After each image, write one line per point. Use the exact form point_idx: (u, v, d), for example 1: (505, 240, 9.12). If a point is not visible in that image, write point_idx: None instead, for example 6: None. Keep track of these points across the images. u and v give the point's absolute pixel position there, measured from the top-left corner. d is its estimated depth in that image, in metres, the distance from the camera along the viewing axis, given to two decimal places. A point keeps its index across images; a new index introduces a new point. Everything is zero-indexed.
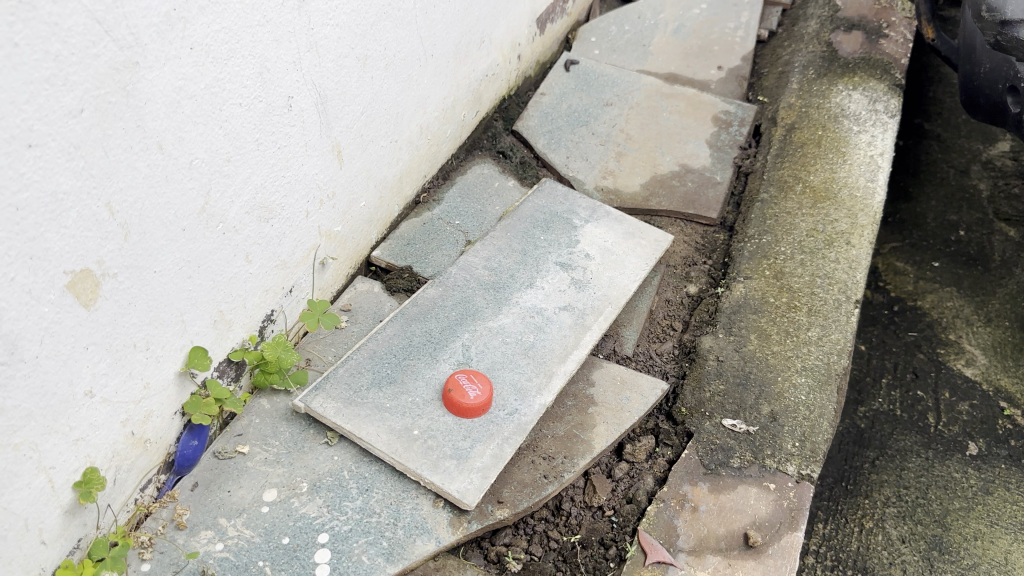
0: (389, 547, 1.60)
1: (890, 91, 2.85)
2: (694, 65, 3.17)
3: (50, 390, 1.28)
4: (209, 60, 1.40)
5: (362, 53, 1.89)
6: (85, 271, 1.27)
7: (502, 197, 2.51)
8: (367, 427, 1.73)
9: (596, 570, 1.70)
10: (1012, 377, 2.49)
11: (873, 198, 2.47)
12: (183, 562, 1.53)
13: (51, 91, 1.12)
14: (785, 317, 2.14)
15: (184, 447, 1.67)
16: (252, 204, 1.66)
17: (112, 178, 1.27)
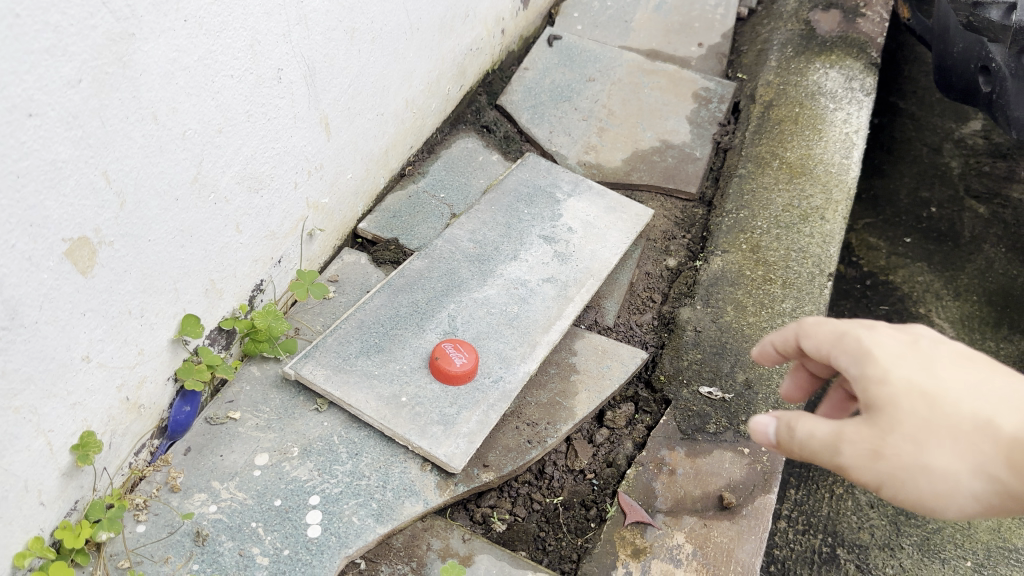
0: (379, 509, 1.65)
1: (867, 70, 2.91)
2: (676, 42, 3.21)
3: (49, 354, 1.32)
4: (202, 32, 1.43)
5: (350, 25, 1.91)
6: (82, 239, 1.31)
7: (487, 171, 2.56)
8: (356, 393, 1.78)
9: (577, 530, 1.78)
10: (978, 349, 2.61)
11: (848, 173, 2.54)
12: (178, 523, 1.58)
13: (51, 61, 1.15)
14: (761, 290, 2.21)
15: (177, 413, 1.71)
16: (243, 174, 1.68)
17: (108, 148, 1.30)
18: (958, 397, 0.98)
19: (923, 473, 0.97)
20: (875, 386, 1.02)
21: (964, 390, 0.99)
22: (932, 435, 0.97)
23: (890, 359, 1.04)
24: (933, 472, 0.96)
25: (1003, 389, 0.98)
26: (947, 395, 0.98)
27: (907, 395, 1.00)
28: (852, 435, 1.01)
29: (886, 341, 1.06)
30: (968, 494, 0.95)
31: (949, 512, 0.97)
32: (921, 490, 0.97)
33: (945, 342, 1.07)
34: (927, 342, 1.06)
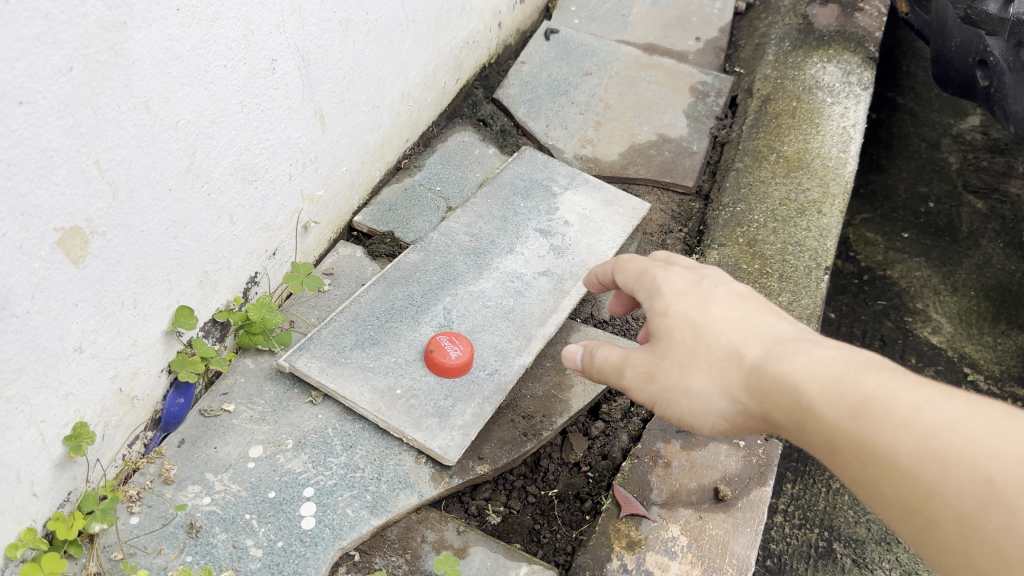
0: (374, 501, 1.65)
1: (864, 64, 2.91)
2: (673, 36, 3.21)
3: (41, 344, 1.31)
4: (195, 21, 1.42)
5: (345, 17, 1.90)
6: (74, 229, 1.30)
7: (483, 165, 2.55)
8: (351, 385, 1.77)
9: (572, 522, 1.78)
10: (975, 344, 2.61)
11: (845, 167, 2.54)
12: (172, 514, 1.58)
13: (42, 48, 1.14)
14: (757, 283, 2.20)
15: (171, 405, 1.70)
16: (237, 165, 1.68)
17: (100, 137, 1.30)
18: (716, 330, 1.26)
19: (682, 389, 1.26)
20: (660, 318, 1.32)
21: (725, 325, 1.26)
22: (693, 362, 1.26)
23: (674, 296, 1.33)
24: (687, 388, 1.26)
25: (753, 326, 1.25)
26: (709, 328, 1.26)
27: (679, 326, 1.29)
28: (634, 359, 1.33)
29: (676, 282, 1.36)
30: (713, 408, 1.24)
31: (700, 421, 1.27)
32: (677, 404, 1.28)
33: (726, 287, 1.34)
34: (709, 287, 1.34)
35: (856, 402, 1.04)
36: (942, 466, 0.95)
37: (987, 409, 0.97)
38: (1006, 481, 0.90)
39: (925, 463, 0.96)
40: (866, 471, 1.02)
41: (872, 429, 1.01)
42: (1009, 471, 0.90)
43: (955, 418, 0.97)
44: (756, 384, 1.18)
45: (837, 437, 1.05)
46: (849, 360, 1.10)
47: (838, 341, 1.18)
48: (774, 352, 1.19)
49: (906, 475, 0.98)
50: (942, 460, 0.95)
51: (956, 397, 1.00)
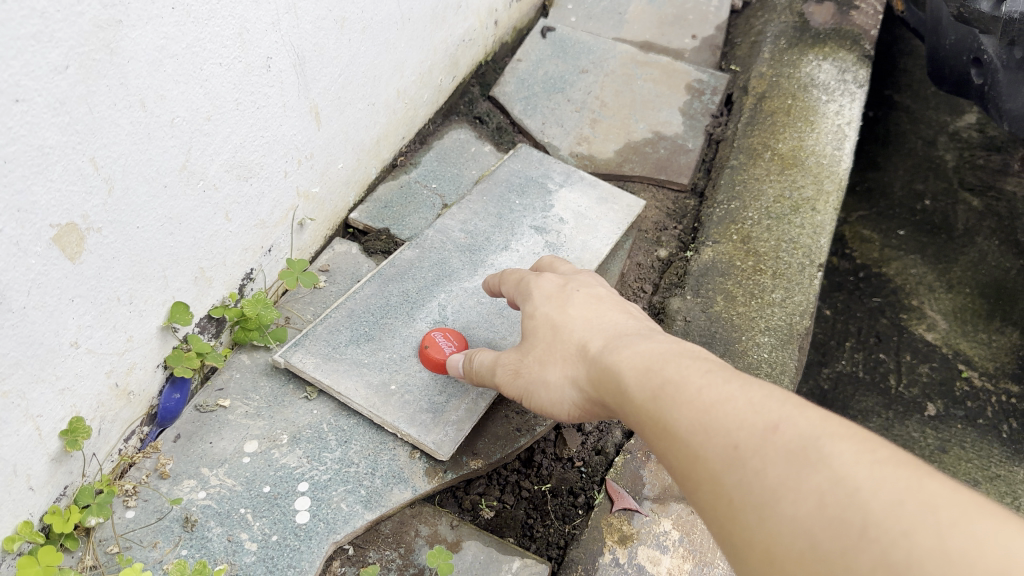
0: (368, 495, 1.66)
1: (860, 62, 2.92)
2: (669, 34, 3.22)
3: (37, 340, 1.33)
4: (190, 20, 1.43)
5: (340, 15, 1.91)
6: (70, 225, 1.32)
7: (479, 162, 2.57)
8: (346, 381, 1.79)
9: (565, 517, 1.79)
10: (970, 341, 2.62)
11: (839, 165, 2.55)
12: (167, 508, 1.59)
13: (37, 47, 1.15)
14: (751, 280, 2.22)
15: (166, 400, 1.71)
16: (232, 162, 1.69)
17: (96, 134, 1.31)
18: (569, 326, 1.38)
19: (540, 381, 1.39)
20: (528, 321, 1.46)
21: (578, 324, 1.37)
22: (548, 358, 1.38)
23: (541, 301, 1.46)
24: (543, 381, 1.38)
25: (600, 322, 1.36)
26: (564, 326, 1.39)
27: (541, 325, 1.42)
28: (505, 359, 1.48)
29: (545, 288, 1.49)
30: (565, 397, 1.35)
31: (557, 410, 1.38)
32: (539, 396, 1.40)
33: (589, 291, 1.46)
34: (573, 290, 1.46)
35: (655, 381, 1.10)
36: (704, 434, 0.96)
37: (760, 387, 0.98)
38: (745, 443, 0.90)
39: (693, 431, 0.98)
40: (657, 445, 1.06)
41: (664, 406, 1.06)
42: (750, 434, 0.91)
43: (727, 394, 0.98)
44: (591, 373, 1.28)
45: (639, 413, 1.11)
46: (663, 350, 1.17)
47: (669, 336, 1.25)
48: (608, 343, 1.28)
49: (678, 443, 1.00)
50: (704, 428, 0.96)
51: (739, 378, 1.02)
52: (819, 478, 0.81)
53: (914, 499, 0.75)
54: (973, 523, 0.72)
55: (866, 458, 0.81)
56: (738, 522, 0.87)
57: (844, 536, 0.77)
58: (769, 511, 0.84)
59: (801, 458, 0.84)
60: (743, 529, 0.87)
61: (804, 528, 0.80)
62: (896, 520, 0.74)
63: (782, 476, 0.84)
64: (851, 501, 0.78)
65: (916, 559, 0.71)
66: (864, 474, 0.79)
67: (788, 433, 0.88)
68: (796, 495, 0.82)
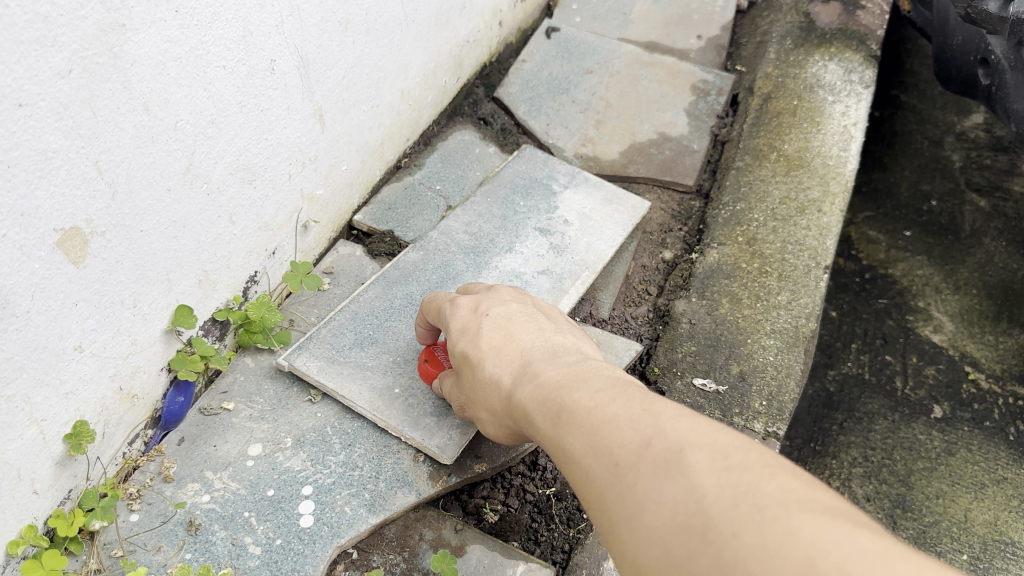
0: (372, 499, 1.66)
1: (866, 62, 2.90)
2: (675, 34, 3.21)
3: (41, 344, 1.32)
4: (194, 23, 1.43)
5: (344, 17, 1.91)
6: (74, 229, 1.31)
7: (482, 163, 2.56)
8: (350, 384, 1.79)
9: (569, 521, 1.79)
10: (977, 343, 2.60)
11: (846, 166, 2.54)
12: (172, 512, 1.59)
13: (41, 51, 1.15)
14: (756, 282, 2.21)
15: (170, 403, 1.71)
16: (236, 165, 1.69)
17: (100, 138, 1.31)
18: (480, 359, 1.35)
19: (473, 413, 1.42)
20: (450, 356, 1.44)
21: (489, 356, 1.34)
22: (472, 392, 1.39)
23: (454, 332, 1.43)
24: (478, 417, 1.41)
25: (510, 346, 1.33)
26: (476, 360, 1.35)
27: (457, 358, 1.41)
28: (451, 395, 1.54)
29: (458, 316, 1.44)
30: (494, 427, 1.38)
31: (494, 438, 1.42)
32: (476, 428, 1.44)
33: (501, 310, 1.41)
34: (485, 313, 1.41)
35: (552, 400, 1.14)
36: (590, 454, 1.00)
37: (642, 403, 1.02)
38: (622, 460, 0.94)
39: (583, 453, 1.01)
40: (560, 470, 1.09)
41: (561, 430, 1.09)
42: (627, 451, 0.95)
43: (613, 413, 1.02)
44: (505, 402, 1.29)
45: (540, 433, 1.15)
46: (563, 371, 1.20)
47: (578, 355, 1.26)
48: (519, 370, 1.28)
49: (570, 462, 1.04)
50: (589, 446, 1.01)
51: (624, 396, 1.05)
52: (674, 490, 0.87)
53: (750, 502, 0.81)
54: (797, 519, 0.77)
55: (713, 466, 0.86)
56: (614, 534, 0.92)
57: (691, 541, 0.82)
58: (633, 523, 0.89)
59: (664, 471, 0.89)
60: (616, 540, 0.91)
61: (659, 537, 0.85)
62: (730, 522, 0.80)
63: (647, 488, 0.89)
64: (697, 508, 0.83)
65: (744, 557, 0.77)
66: (712, 481, 0.84)
67: (656, 447, 0.92)
68: (656, 505, 0.87)
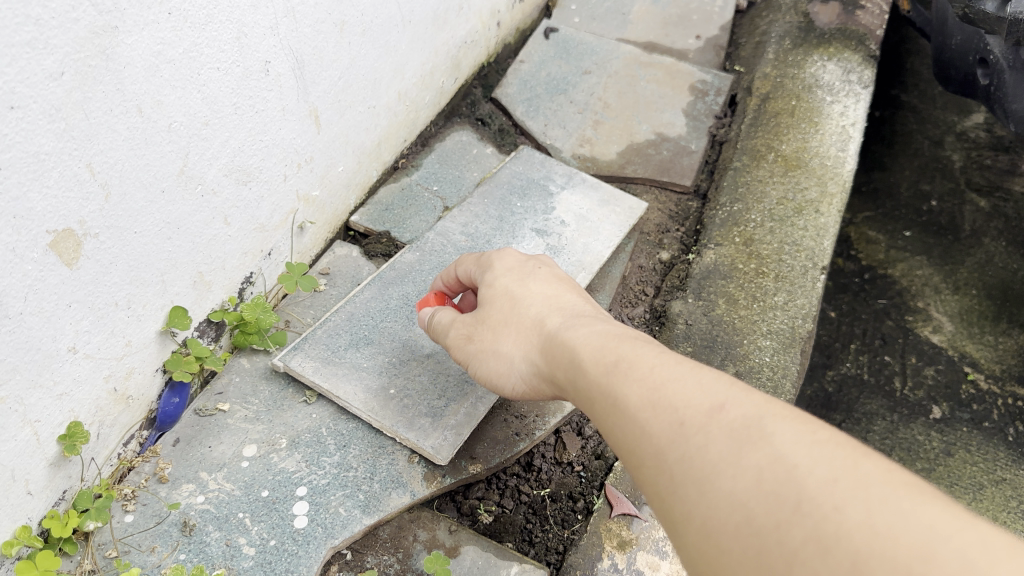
0: (366, 500, 1.66)
1: (865, 62, 2.90)
2: (674, 34, 3.20)
3: (34, 345, 1.33)
4: (187, 25, 1.43)
5: (340, 18, 1.91)
6: (67, 231, 1.32)
7: (480, 164, 2.56)
8: (344, 385, 1.79)
9: (564, 522, 1.79)
10: (976, 343, 2.60)
11: (844, 167, 2.54)
12: (166, 513, 1.59)
13: (32, 54, 1.15)
14: (753, 283, 2.21)
15: (165, 404, 1.72)
16: (231, 166, 1.69)
17: (93, 140, 1.31)
18: (527, 300, 1.38)
19: (492, 351, 1.39)
20: (485, 289, 1.45)
21: (537, 301, 1.38)
22: (503, 327, 1.38)
23: (502, 271, 1.46)
24: (496, 350, 1.39)
25: (560, 300, 1.37)
26: (522, 298, 1.39)
27: (499, 295, 1.42)
28: (460, 322, 1.49)
29: (507, 261, 1.48)
30: (516, 369, 1.36)
31: (507, 381, 1.39)
32: (485, 361, 1.41)
33: (550, 270, 1.46)
34: (534, 264, 1.47)
35: (608, 361, 1.11)
36: (652, 412, 0.97)
37: (710, 372, 1.00)
38: (690, 421, 0.92)
39: (642, 410, 0.99)
40: (604, 425, 1.07)
41: (615, 384, 1.06)
42: (696, 413, 0.92)
43: (681, 376, 1.00)
44: (545, 349, 1.29)
45: (591, 395, 1.12)
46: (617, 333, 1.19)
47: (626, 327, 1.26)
48: (570, 323, 1.29)
49: (628, 423, 1.01)
50: (654, 407, 0.97)
51: (690, 362, 1.04)
52: (759, 458, 0.83)
53: (849, 478, 0.77)
54: (905, 502, 0.73)
55: (802, 440, 0.83)
56: (678, 496, 0.88)
57: (778, 511, 0.78)
58: (707, 486, 0.85)
59: (744, 437, 0.86)
60: (680, 503, 0.88)
61: (740, 503, 0.81)
62: (828, 495, 0.75)
63: (724, 452, 0.86)
64: (788, 478, 0.79)
65: (845, 531, 0.72)
66: (805, 453, 0.81)
67: (735, 415, 0.89)
68: (737, 470, 0.84)
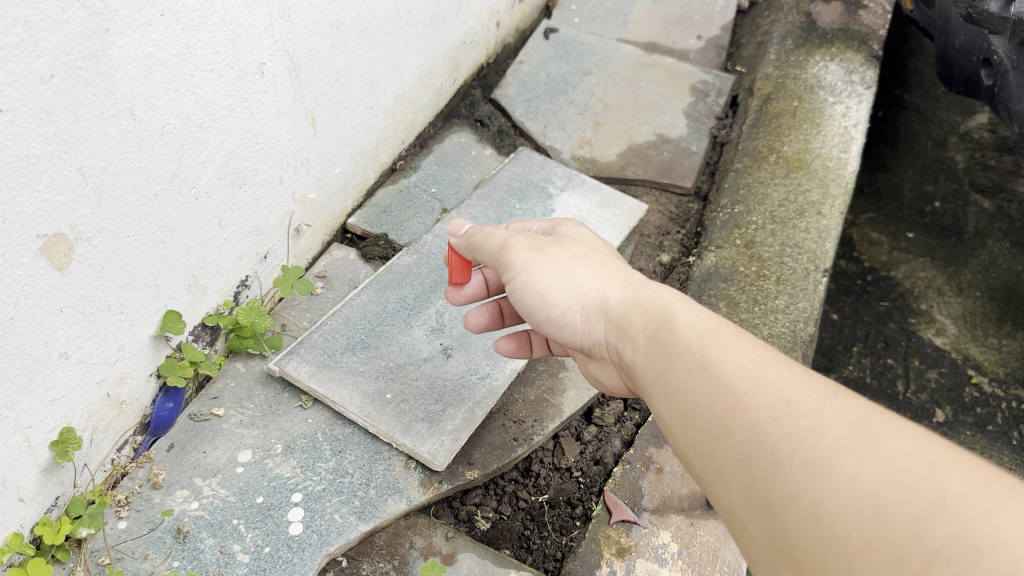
0: (362, 506, 1.64)
1: (867, 63, 2.87)
2: (674, 34, 3.18)
3: (25, 351, 1.31)
4: (180, 27, 1.41)
5: (336, 19, 1.89)
6: (58, 235, 1.30)
7: (479, 165, 2.55)
8: (340, 390, 1.78)
9: (562, 529, 1.77)
10: (980, 346, 2.58)
11: (846, 168, 2.51)
12: (159, 519, 1.57)
13: (21, 57, 1.13)
14: (754, 285, 2.19)
15: (160, 409, 1.70)
16: (225, 169, 1.67)
17: (83, 144, 1.29)
18: (607, 252, 1.38)
19: (560, 267, 1.32)
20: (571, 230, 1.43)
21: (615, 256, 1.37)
22: (589, 258, 1.33)
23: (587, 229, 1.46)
24: (566, 269, 1.31)
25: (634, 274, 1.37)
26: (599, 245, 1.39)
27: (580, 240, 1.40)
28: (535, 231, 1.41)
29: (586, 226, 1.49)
30: (582, 293, 1.29)
31: (560, 298, 1.31)
32: (550, 269, 1.32)
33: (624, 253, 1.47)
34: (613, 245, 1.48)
35: (699, 329, 1.07)
36: (752, 384, 0.92)
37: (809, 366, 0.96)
38: (801, 402, 0.87)
39: (739, 380, 0.94)
40: (686, 383, 1.01)
41: (706, 348, 1.02)
42: (806, 396, 0.87)
43: (781, 361, 0.95)
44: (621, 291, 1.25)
45: (672, 356, 1.06)
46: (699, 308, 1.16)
47: None
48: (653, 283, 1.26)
49: (719, 390, 0.95)
50: (755, 379, 0.93)
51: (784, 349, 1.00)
52: (888, 454, 0.77)
53: (990, 485, 0.71)
54: None
55: (934, 445, 0.77)
56: (782, 474, 0.82)
57: (912, 505, 0.72)
58: (821, 468, 0.79)
59: (864, 429, 0.80)
60: (783, 482, 0.82)
61: (867, 493, 0.75)
62: (971, 499, 0.70)
63: (841, 439, 0.80)
64: (923, 477, 0.73)
65: (995, 535, 0.66)
66: (937, 455, 0.75)
67: (849, 405, 0.84)
68: (860, 458, 0.78)
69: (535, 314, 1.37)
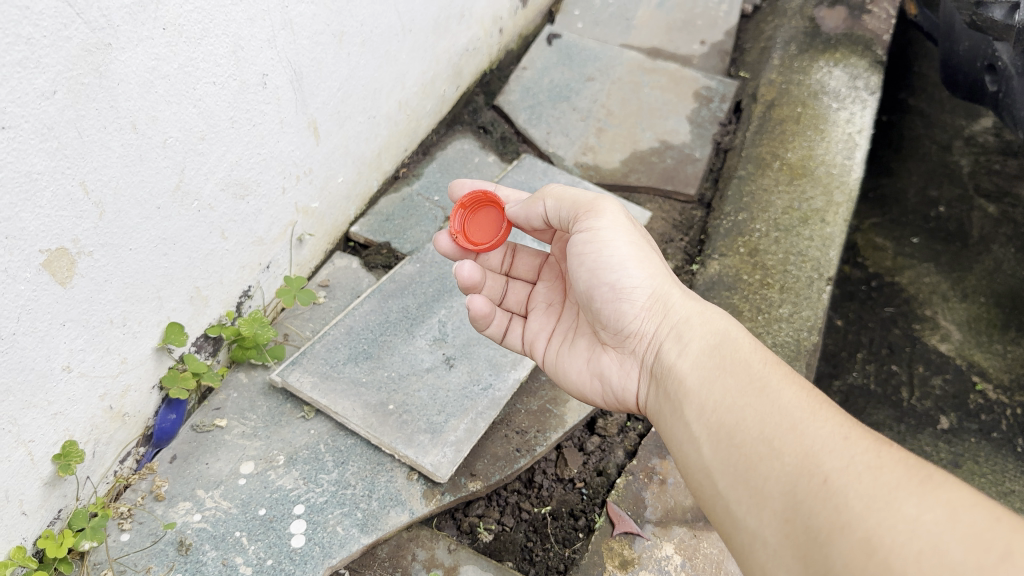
0: (364, 518, 1.64)
1: (871, 68, 2.86)
2: (677, 39, 3.18)
3: (28, 365, 1.31)
4: (182, 40, 1.41)
5: (339, 29, 1.89)
6: (61, 250, 1.30)
7: (481, 172, 2.55)
8: (343, 401, 1.77)
9: (565, 540, 1.77)
10: (985, 352, 2.57)
11: (850, 175, 2.50)
12: (161, 532, 1.58)
13: (23, 74, 1.13)
14: (758, 294, 2.18)
15: (162, 421, 1.70)
16: (228, 180, 1.67)
17: (86, 158, 1.29)
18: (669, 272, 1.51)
19: (635, 254, 1.44)
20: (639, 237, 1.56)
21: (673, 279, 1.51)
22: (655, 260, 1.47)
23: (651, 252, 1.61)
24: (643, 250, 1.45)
25: None
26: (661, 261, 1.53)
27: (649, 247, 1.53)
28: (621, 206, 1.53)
29: None
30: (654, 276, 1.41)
31: (637, 273, 1.42)
32: (629, 244, 1.44)
33: None
34: None
35: (761, 358, 1.21)
36: (812, 416, 1.06)
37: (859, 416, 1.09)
38: (859, 442, 1.00)
39: (800, 410, 1.08)
40: (742, 400, 1.15)
41: (768, 377, 1.16)
42: (865, 439, 1.01)
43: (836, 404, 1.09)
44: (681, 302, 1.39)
45: (729, 378, 1.20)
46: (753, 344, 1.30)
47: None
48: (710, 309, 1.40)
49: (776, 417, 1.09)
50: (816, 413, 1.07)
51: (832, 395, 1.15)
52: (947, 503, 0.87)
53: None
54: None
55: (990, 503, 0.87)
56: (838, 496, 0.94)
57: (970, 547, 0.81)
58: (882, 501, 0.90)
59: (922, 477, 0.92)
60: (839, 507, 0.93)
61: (926, 531, 0.85)
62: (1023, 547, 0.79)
63: (899, 479, 0.92)
64: (980, 526, 0.83)
65: None
66: (988, 509, 0.85)
67: (904, 455, 0.97)
68: (919, 500, 0.88)
69: (598, 275, 1.44)
